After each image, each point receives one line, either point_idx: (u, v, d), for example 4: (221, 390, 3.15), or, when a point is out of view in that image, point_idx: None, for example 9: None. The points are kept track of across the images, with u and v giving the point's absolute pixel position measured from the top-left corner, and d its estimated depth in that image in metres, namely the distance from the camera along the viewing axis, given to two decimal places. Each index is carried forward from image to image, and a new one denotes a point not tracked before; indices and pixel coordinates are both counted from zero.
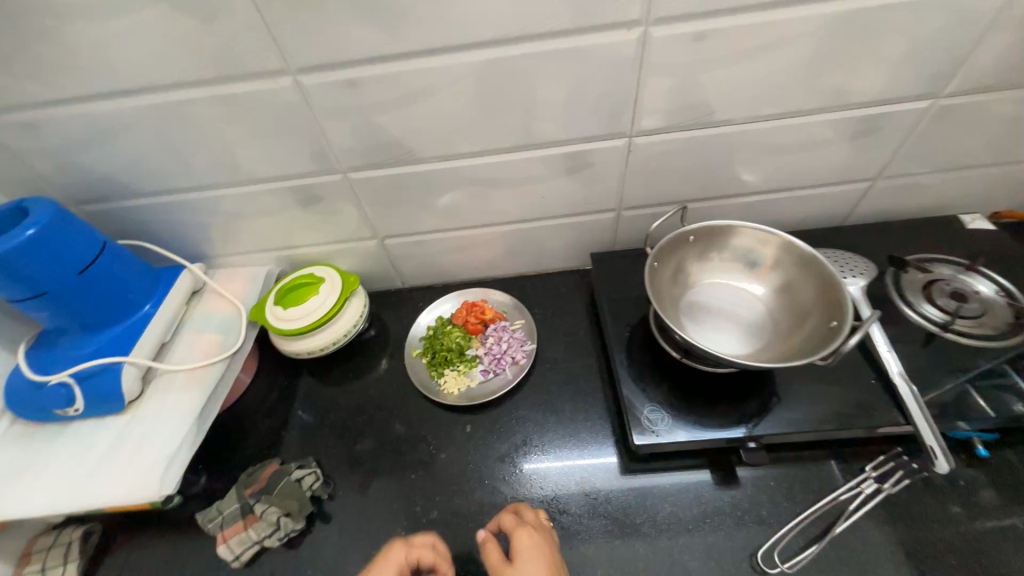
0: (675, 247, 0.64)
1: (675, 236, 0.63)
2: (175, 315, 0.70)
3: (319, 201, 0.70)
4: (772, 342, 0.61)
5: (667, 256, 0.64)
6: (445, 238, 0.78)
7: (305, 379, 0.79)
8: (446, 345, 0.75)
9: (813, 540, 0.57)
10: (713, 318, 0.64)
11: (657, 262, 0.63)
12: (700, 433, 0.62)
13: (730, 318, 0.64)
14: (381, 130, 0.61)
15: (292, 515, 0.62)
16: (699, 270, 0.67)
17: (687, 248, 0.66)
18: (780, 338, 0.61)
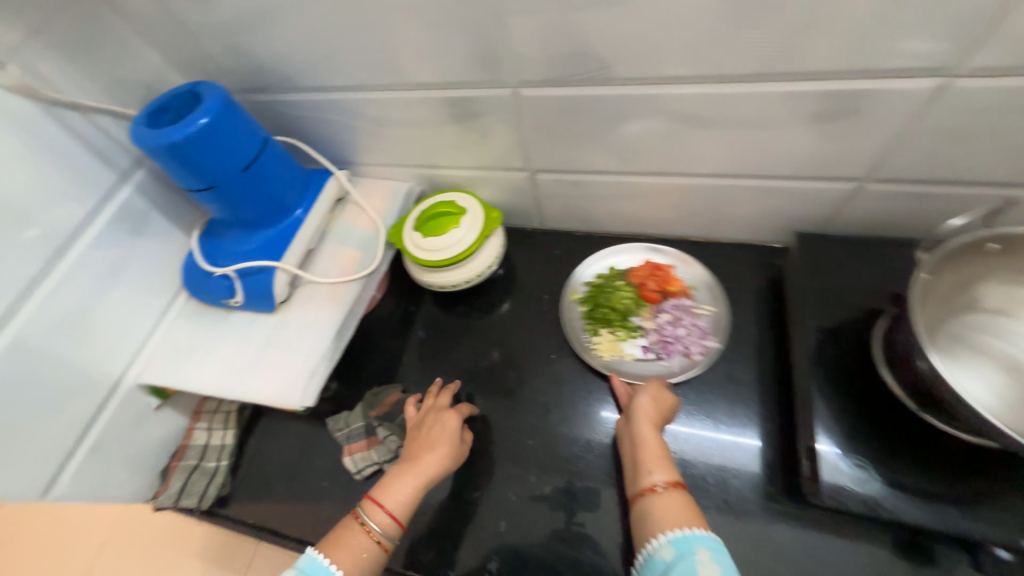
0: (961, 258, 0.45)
1: (971, 241, 0.43)
2: (321, 223, 0.69)
3: (475, 118, 0.59)
4: None
5: (946, 266, 0.45)
6: (608, 182, 0.64)
7: (430, 308, 0.76)
8: (614, 304, 0.65)
9: None
10: (994, 368, 0.44)
11: (929, 271, 0.45)
12: (917, 510, 0.46)
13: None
14: (575, 35, 0.46)
15: None
16: (997, 296, 0.46)
17: (985, 263, 0.45)
18: None
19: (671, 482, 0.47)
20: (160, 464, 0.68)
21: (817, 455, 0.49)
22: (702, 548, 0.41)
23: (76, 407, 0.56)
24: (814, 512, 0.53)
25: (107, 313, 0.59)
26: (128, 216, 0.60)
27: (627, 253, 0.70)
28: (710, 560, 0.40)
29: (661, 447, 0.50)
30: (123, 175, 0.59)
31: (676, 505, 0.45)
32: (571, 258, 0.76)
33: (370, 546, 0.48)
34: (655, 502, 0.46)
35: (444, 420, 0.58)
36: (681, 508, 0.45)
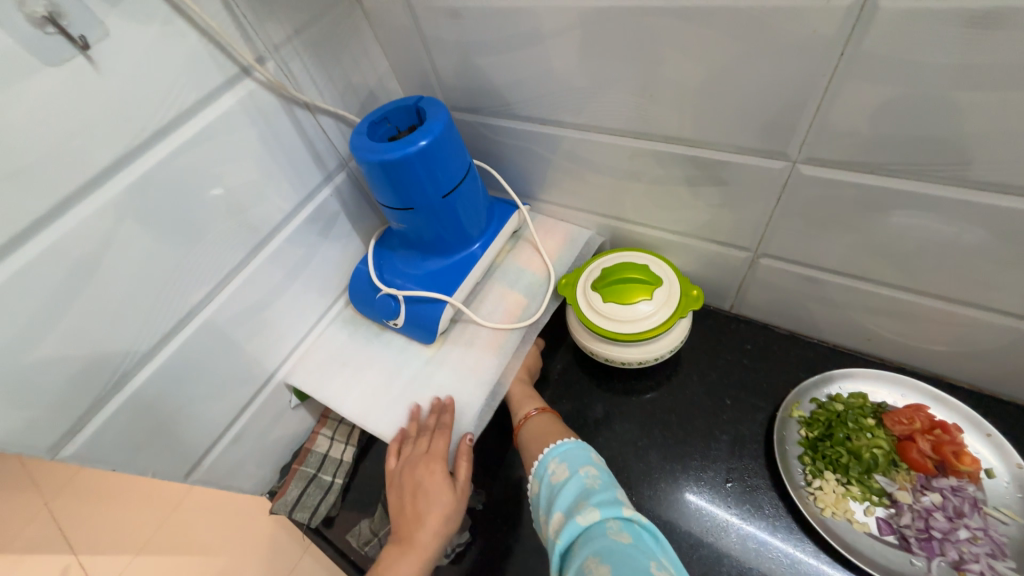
0: None
1: None
2: (493, 258, 0.63)
3: (717, 184, 0.49)
4: None
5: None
6: (867, 290, 0.50)
7: (579, 373, 0.67)
8: (856, 445, 0.50)
9: None
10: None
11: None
12: None
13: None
14: (941, 116, 0.33)
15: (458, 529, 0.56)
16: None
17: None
18: None
19: (543, 407, 0.56)
20: (281, 461, 0.67)
21: None
22: (553, 458, 0.47)
23: (234, 396, 0.56)
24: None
25: (281, 308, 0.58)
26: (322, 216, 0.59)
27: (889, 388, 0.54)
28: (558, 466, 0.45)
29: (529, 388, 0.60)
30: (328, 176, 0.58)
31: (546, 425, 0.54)
32: (767, 361, 0.61)
33: None
34: (531, 426, 0.55)
35: (428, 475, 0.48)
36: (549, 426, 0.53)
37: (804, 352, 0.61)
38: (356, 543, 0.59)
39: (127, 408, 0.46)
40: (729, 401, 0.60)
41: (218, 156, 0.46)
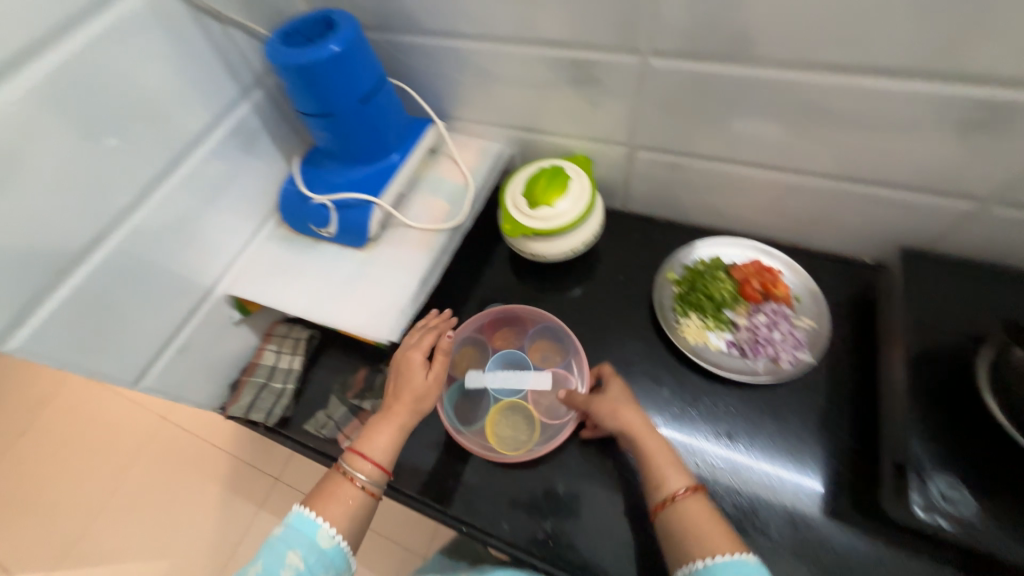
0: None
1: None
2: (415, 169, 0.70)
3: (594, 84, 0.59)
4: None
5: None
6: (713, 170, 0.64)
7: (501, 271, 0.77)
8: (710, 290, 0.65)
9: None
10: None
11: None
12: (1004, 541, 0.45)
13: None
14: (733, 7, 0.45)
15: None
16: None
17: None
18: None
19: (692, 488, 0.47)
20: (230, 377, 0.71)
21: (905, 465, 0.48)
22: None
23: (176, 306, 0.59)
24: (889, 530, 0.51)
25: (211, 223, 0.61)
26: (243, 132, 0.62)
27: (734, 247, 0.70)
28: None
29: (673, 455, 0.50)
30: (244, 92, 0.61)
31: (699, 510, 0.46)
32: (650, 244, 0.76)
33: (355, 493, 0.49)
34: (678, 510, 0.46)
35: (410, 360, 0.56)
36: (706, 516, 0.45)
37: (677, 233, 0.75)
38: (314, 429, 0.66)
39: (70, 307, 0.48)
40: (622, 278, 0.74)
41: (131, 59, 0.47)
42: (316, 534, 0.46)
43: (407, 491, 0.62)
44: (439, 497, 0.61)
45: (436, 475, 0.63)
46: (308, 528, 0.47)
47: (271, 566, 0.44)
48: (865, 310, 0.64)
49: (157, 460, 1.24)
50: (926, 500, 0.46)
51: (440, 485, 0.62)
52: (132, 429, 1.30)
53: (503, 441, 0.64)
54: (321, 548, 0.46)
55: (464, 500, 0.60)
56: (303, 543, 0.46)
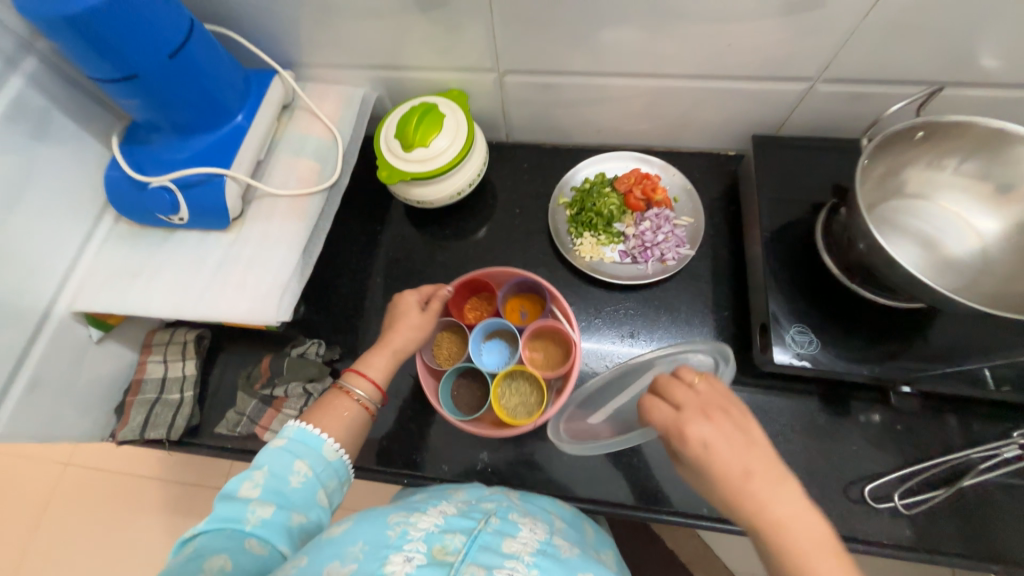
0: (894, 145, 0.49)
1: (906, 126, 0.47)
2: (268, 131, 0.62)
3: (442, 5, 0.54)
4: (984, 283, 0.49)
5: (887, 150, 0.50)
6: (580, 85, 0.64)
7: (397, 226, 0.74)
8: (598, 207, 0.67)
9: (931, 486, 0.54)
10: (917, 244, 0.52)
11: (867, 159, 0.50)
12: (844, 367, 0.55)
13: (935, 249, 0.52)
14: None
15: (317, 380, 0.62)
16: (914, 177, 0.52)
17: (922, 142, 0.49)
18: (999, 279, 0.49)
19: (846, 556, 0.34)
20: (114, 402, 0.63)
21: (770, 324, 0.56)
22: None
23: (7, 338, 0.50)
24: (764, 381, 0.61)
25: (18, 234, 0.51)
26: (25, 114, 0.50)
27: (615, 161, 0.72)
28: None
29: (758, 472, 0.37)
30: (9, 62, 0.48)
31: None
32: (540, 171, 0.76)
33: (348, 405, 0.50)
34: None
35: (406, 300, 0.59)
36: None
37: (563, 156, 0.76)
38: (228, 429, 0.61)
39: None
40: (519, 210, 0.74)
41: None
42: (321, 447, 0.47)
43: None
44: (377, 460, 0.61)
45: (370, 441, 0.62)
46: (312, 442, 0.46)
47: (280, 473, 0.44)
48: (732, 199, 0.71)
49: (72, 508, 1.11)
50: (785, 346, 0.55)
51: (376, 449, 0.62)
52: (27, 486, 1.14)
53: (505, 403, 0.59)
54: (328, 459, 0.46)
55: (403, 457, 0.61)
56: (307, 453, 0.46)
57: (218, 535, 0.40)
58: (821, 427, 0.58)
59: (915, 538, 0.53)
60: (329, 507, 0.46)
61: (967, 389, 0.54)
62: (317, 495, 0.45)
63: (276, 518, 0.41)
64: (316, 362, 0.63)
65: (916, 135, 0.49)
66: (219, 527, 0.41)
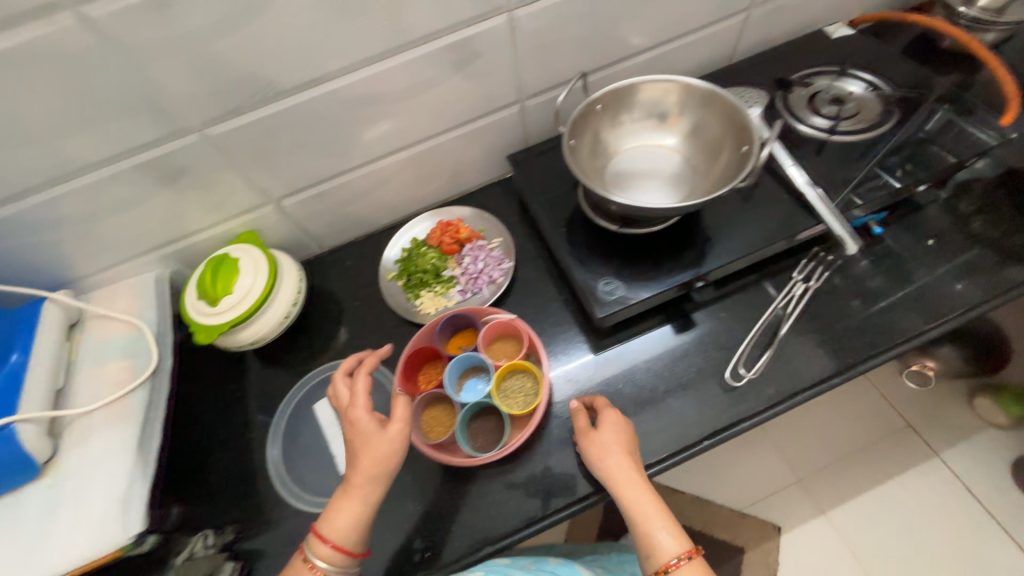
0: (586, 121, 0.63)
1: (583, 107, 0.60)
2: (58, 355, 0.59)
3: (183, 174, 0.59)
4: (696, 184, 0.63)
5: (583, 129, 0.63)
6: (350, 181, 0.71)
7: (250, 376, 0.72)
8: (422, 266, 0.74)
9: (765, 347, 0.65)
10: (644, 180, 0.65)
11: (574, 139, 0.62)
12: (655, 291, 0.63)
13: (657, 177, 0.64)
14: (223, 66, 0.50)
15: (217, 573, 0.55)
16: (613, 136, 0.66)
17: (600, 111, 0.63)
18: (703, 176, 0.63)
19: (687, 556, 0.49)
20: None
21: (583, 292, 0.64)
22: None
23: None
24: (618, 334, 0.68)
25: None
26: None
27: (419, 224, 0.80)
28: None
29: (632, 473, 0.53)
30: None
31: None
32: (364, 261, 0.81)
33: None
34: None
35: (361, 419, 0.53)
36: None
37: (378, 239, 0.82)
38: None
39: None
40: (360, 302, 0.77)
41: None
42: None
43: None
44: None
45: None
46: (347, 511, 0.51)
47: None
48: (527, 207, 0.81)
49: None
50: (600, 303, 0.63)
51: None
52: None
53: (518, 407, 0.59)
54: None
55: None
56: None
57: None
58: (675, 346, 0.66)
59: (778, 391, 0.62)
60: None
61: (747, 258, 0.64)
62: None
63: None
64: (209, 554, 0.57)
65: (596, 108, 0.63)
66: None
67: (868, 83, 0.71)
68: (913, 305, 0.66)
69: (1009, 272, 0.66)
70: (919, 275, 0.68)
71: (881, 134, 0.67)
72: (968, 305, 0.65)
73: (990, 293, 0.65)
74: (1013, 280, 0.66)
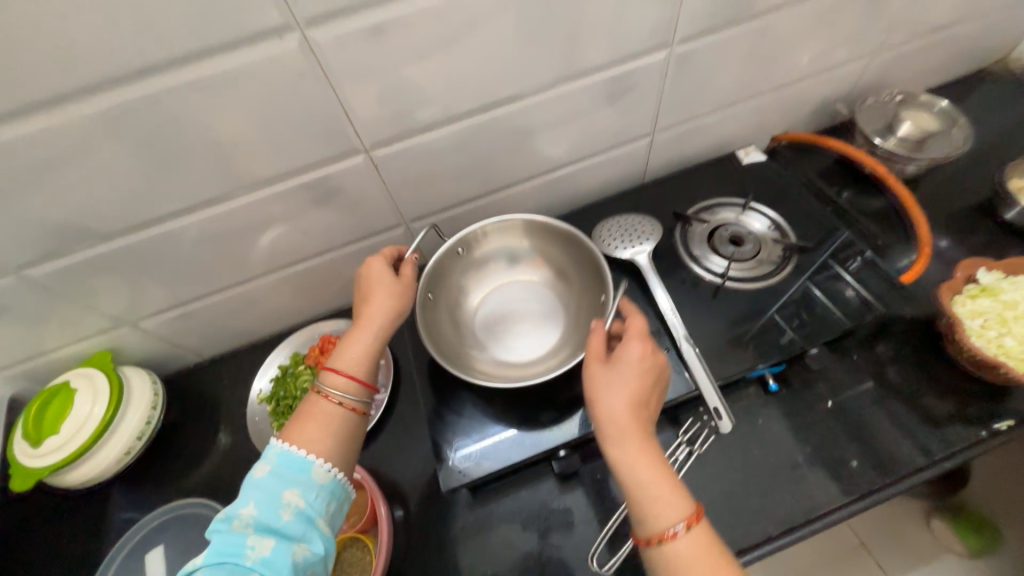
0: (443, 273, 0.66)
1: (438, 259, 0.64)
2: None
3: (7, 310, 0.55)
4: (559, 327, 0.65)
5: (440, 282, 0.66)
6: (218, 302, 0.67)
7: (90, 508, 0.66)
8: (292, 390, 0.67)
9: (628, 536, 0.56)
10: (509, 323, 0.67)
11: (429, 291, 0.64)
12: (511, 457, 0.58)
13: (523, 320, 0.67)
14: (29, 216, 0.47)
15: None
16: (475, 282, 0.70)
17: (455, 259, 0.67)
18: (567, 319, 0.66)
19: (685, 525, 0.40)
20: None
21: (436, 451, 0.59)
22: None
23: None
24: (481, 491, 0.62)
25: None
26: None
27: (305, 339, 0.76)
28: None
29: (632, 414, 0.45)
30: None
31: (695, 555, 0.39)
32: (242, 376, 0.76)
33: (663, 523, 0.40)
34: (661, 562, 0.40)
35: None
36: (701, 571, 0.38)
37: (262, 350, 0.78)
38: None
39: None
40: (227, 424, 0.72)
41: None
42: (311, 471, 0.43)
43: None
44: None
45: None
46: (302, 467, 0.43)
47: (267, 506, 0.41)
48: None
49: None
50: (448, 471, 0.57)
51: None
52: None
53: None
54: (320, 483, 0.44)
55: None
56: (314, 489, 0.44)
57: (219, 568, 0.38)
58: (540, 511, 0.60)
59: None
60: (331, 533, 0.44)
61: None
62: (316, 525, 0.42)
63: (280, 552, 0.39)
64: None
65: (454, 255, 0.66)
66: (220, 560, 0.38)
67: (770, 222, 0.71)
68: (808, 473, 0.58)
69: (918, 439, 0.59)
70: (819, 436, 0.61)
71: (776, 280, 0.65)
72: (872, 486, 0.57)
73: (898, 467, 0.57)
74: (922, 449, 0.58)
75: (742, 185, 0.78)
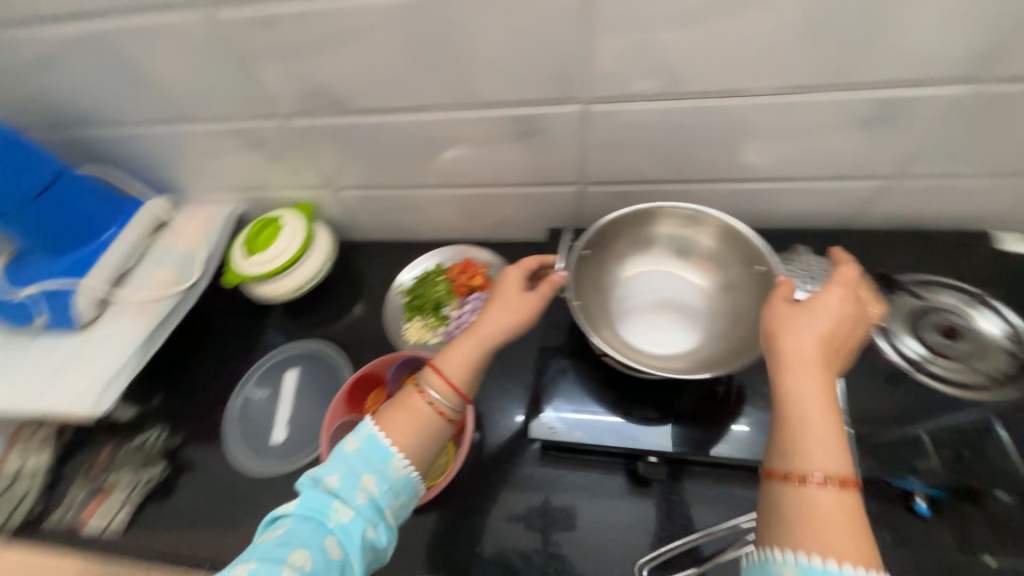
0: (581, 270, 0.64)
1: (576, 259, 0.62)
2: (137, 245, 0.74)
3: (264, 145, 0.68)
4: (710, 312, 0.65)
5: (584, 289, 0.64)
6: (399, 196, 0.76)
7: (257, 319, 0.83)
8: (427, 294, 0.77)
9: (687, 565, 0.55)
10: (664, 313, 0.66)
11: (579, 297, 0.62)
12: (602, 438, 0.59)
13: (669, 305, 0.66)
14: (310, 74, 0.57)
15: (146, 468, 0.69)
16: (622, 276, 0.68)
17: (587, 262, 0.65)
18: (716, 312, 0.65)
19: (840, 480, 0.35)
20: None
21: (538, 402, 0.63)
22: None
23: None
24: (557, 456, 0.64)
25: None
26: None
27: (451, 255, 0.82)
28: None
29: (814, 349, 0.40)
30: None
31: (834, 512, 0.35)
32: (390, 265, 0.86)
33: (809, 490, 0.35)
34: (799, 498, 0.36)
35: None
36: (837, 528, 0.34)
37: (411, 251, 0.87)
38: (56, 519, 0.66)
39: None
40: (367, 299, 0.83)
41: None
42: (390, 463, 0.45)
43: (152, 553, 0.64)
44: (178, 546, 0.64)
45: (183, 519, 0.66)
46: (383, 456, 0.45)
47: (348, 486, 0.44)
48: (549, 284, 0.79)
49: None
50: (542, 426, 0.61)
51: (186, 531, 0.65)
52: None
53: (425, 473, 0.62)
54: (394, 477, 0.45)
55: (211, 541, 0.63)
56: (384, 487, 0.45)
57: (307, 522, 0.42)
58: (605, 499, 0.60)
59: None
60: (395, 524, 0.45)
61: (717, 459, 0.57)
62: (383, 513, 0.44)
63: (353, 526, 0.42)
64: (151, 453, 0.70)
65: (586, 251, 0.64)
66: (308, 515, 0.42)
67: (1003, 328, 0.61)
68: None
69: None
70: None
71: (984, 395, 0.58)
72: None
73: None
74: None
75: (964, 274, 0.66)
